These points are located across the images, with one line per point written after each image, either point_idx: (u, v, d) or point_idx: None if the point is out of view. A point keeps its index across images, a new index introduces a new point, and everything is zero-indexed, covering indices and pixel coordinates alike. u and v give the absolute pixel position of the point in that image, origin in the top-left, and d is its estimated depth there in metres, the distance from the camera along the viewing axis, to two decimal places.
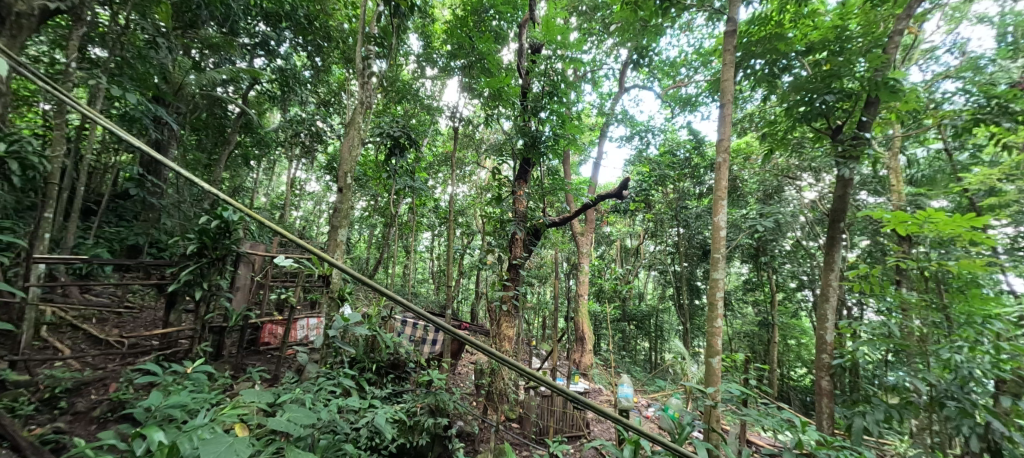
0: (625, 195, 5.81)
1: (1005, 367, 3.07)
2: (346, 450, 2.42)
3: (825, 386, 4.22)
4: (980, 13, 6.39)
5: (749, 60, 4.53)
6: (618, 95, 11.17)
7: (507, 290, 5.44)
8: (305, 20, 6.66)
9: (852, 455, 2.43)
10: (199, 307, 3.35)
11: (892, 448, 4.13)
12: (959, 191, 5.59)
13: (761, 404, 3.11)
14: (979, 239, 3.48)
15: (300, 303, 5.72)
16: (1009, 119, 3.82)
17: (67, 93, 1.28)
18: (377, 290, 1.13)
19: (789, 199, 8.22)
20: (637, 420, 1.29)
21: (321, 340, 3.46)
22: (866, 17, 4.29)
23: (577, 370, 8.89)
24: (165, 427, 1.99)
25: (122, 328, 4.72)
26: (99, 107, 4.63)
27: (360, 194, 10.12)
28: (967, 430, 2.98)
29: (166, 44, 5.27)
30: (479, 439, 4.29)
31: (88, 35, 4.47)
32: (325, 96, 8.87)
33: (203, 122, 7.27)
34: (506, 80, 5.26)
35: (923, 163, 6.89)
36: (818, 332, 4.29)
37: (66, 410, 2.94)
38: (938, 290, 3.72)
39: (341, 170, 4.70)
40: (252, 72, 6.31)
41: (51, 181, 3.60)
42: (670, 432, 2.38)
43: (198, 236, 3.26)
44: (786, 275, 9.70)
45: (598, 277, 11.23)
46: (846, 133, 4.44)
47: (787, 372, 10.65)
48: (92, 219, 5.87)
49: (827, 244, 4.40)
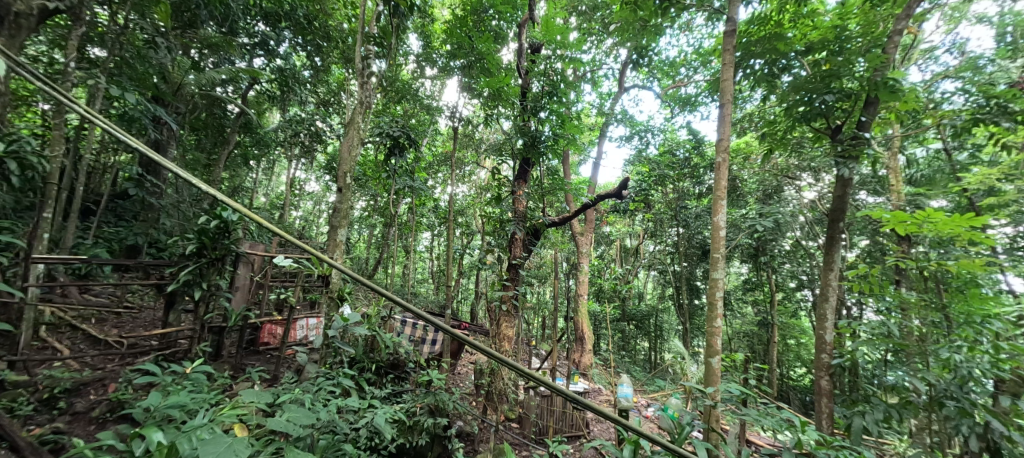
0: (624, 194, 5.81)
1: (1005, 366, 3.07)
2: (345, 451, 2.42)
3: (825, 385, 4.22)
4: (979, 13, 6.39)
5: (748, 60, 4.53)
6: (617, 95, 11.17)
7: (507, 290, 5.44)
8: (304, 19, 6.65)
9: (851, 455, 2.44)
10: (198, 307, 3.35)
11: (892, 448, 4.13)
12: (959, 191, 5.59)
13: (761, 404, 3.12)
14: (978, 238, 3.48)
15: (300, 303, 5.73)
16: (1008, 119, 3.82)
17: (64, 91, 1.28)
18: (376, 290, 1.12)
19: (789, 199, 8.23)
20: (636, 422, 1.30)
21: (320, 340, 3.45)
22: (865, 17, 4.29)
23: (577, 370, 8.89)
24: (164, 427, 1.98)
25: (122, 328, 4.72)
26: (98, 106, 4.60)
27: (360, 194, 10.11)
28: (966, 430, 2.97)
29: (165, 43, 5.25)
30: (478, 439, 4.29)
31: (87, 34, 4.46)
32: (325, 96, 8.82)
33: (203, 122, 7.26)
34: (505, 80, 5.26)
35: (923, 163, 6.88)
36: (818, 332, 4.29)
37: (66, 410, 2.94)
38: (937, 289, 3.73)
39: (340, 170, 4.70)
40: (251, 72, 6.31)
41: (50, 181, 3.59)
42: (670, 432, 2.37)
43: (198, 236, 3.26)
44: (786, 274, 9.69)
45: (597, 277, 11.24)
46: (845, 133, 4.44)
47: (787, 372, 10.66)
48: (91, 219, 5.86)
49: (827, 243, 4.41)
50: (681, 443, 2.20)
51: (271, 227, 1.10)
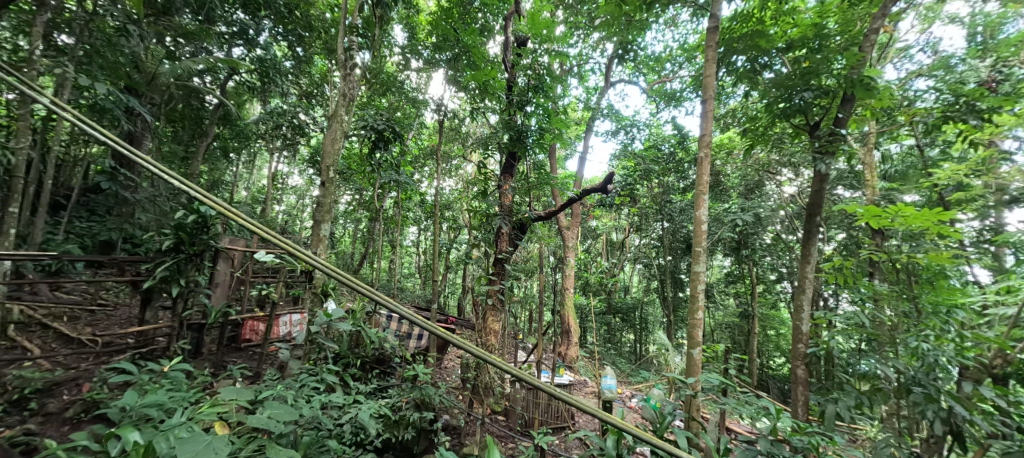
0: (610, 189, 5.81)
1: (969, 354, 3.16)
2: (329, 447, 2.40)
3: (801, 374, 4.33)
4: (952, 14, 6.58)
5: (730, 56, 4.63)
6: (603, 89, 11.23)
7: (492, 284, 5.57)
8: (285, 9, 6.50)
9: (824, 441, 2.52)
10: (176, 304, 3.26)
11: (863, 433, 4.26)
12: (930, 187, 5.77)
13: (740, 393, 3.19)
14: (947, 232, 3.57)
15: (283, 299, 5.66)
16: (976, 117, 3.95)
17: (27, 79, 1.22)
18: (361, 290, 1.18)
19: (769, 194, 8.72)
20: (618, 415, 1.42)
21: (302, 336, 3.39)
22: (844, 16, 4.40)
23: (562, 363, 9.02)
24: (140, 427, 1.93)
25: (96, 327, 4.57)
26: (67, 96, 4.44)
27: (344, 187, 9.96)
28: (931, 415, 2.92)
29: (137, 31, 5.01)
30: (464, 433, 4.32)
31: (54, 20, 4.29)
32: (307, 87, 8.57)
33: (179, 113, 6.90)
34: (490, 73, 5.36)
35: (897, 159, 7.10)
36: (794, 323, 4.42)
37: (38, 411, 2.85)
38: (908, 281, 3.84)
39: (323, 164, 4.60)
40: (230, 62, 6.16)
41: (15, 175, 3.44)
42: (652, 420, 2.51)
43: (174, 231, 3.16)
44: (766, 267, 9.89)
45: (584, 271, 11.35)
46: (823, 130, 4.49)
47: (766, 362, 10.95)
48: (61, 214, 5.64)
49: (804, 238, 4.49)
50: (663, 433, 2.32)
51: (253, 226, 1.11)
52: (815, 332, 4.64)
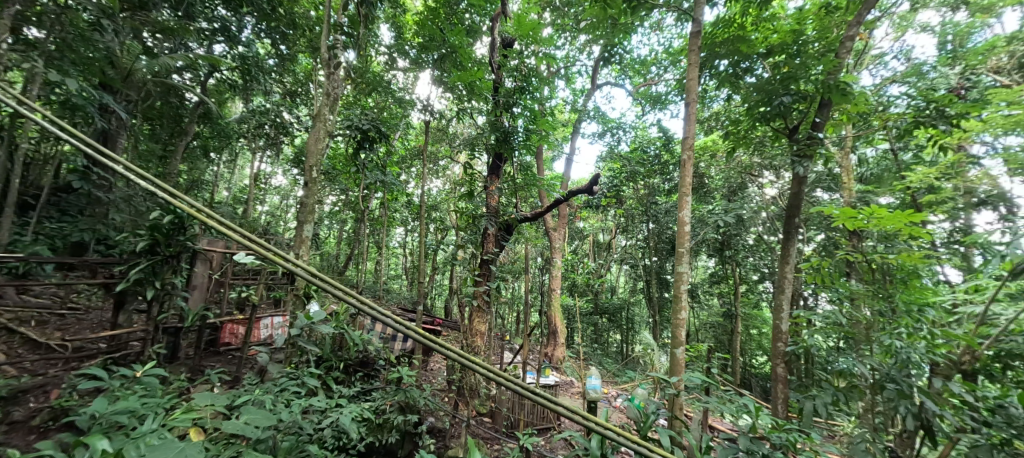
0: (597, 190, 5.83)
1: (939, 351, 3.26)
2: (310, 452, 2.36)
3: (781, 372, 4.41)
4: (923, 23, 6.81)
5: (713, 61, 4.71)
6: (590, 92, 11.34)
7: (478, 285, 5.55)
8: (268, 6, 6.41)
9: (801, 437, 2.57)
10: (151, 308, 3.16)
11: (841, 429, 4.36)
12: (903, 190, 5.96)
13: (722, 391, 3.23)
14: (918, 233, 3.68)
15: (264, 301, 5.56)
16: (945, 122, 4.10)
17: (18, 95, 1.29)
18: (340, 292, 1.29)
19: (751, 196, 8.73)
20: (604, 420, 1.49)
21: (282, 339, 3.32)
22: (821, 23, 4.53)
23: (549, 364, 9.05)
24: (109, 435, 1.87)
25: (66, 331, 4.42)
26: (36, 92, 4.28)
27: (328, 187, 9.83)
28: (903, 411, 3.00)
29: (112, 26, 4.88)
30: (449, 435, 4.28)
31: (23, 13, 4.15)
32: (291, 86, 8.44)
33: (157, 110, 6.63)
34: (477, 74, 5.35)
35: (873, 162, 7.30)
36: (775, 322, 4.51)
37: (1, 420, 2.74)
38: (883, 280, 3.94)
39: (307, 164, 4.53)
40: (210, 59, 6.03)
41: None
42: (635, 420, 2.53)
43: (149, 232, 3.06)
44: (749, 267, 10.04)
45: (571, 272, 11.40)
46: (802, 133, 4.60)
47: (749, 361, 11.15)
48: (31, 214, 5.38)
49: (784, 239, 4.59)
50: (646, 433, 2.34)
51: (232, 231, 1.21)
52: (796, 331, 4.74)
